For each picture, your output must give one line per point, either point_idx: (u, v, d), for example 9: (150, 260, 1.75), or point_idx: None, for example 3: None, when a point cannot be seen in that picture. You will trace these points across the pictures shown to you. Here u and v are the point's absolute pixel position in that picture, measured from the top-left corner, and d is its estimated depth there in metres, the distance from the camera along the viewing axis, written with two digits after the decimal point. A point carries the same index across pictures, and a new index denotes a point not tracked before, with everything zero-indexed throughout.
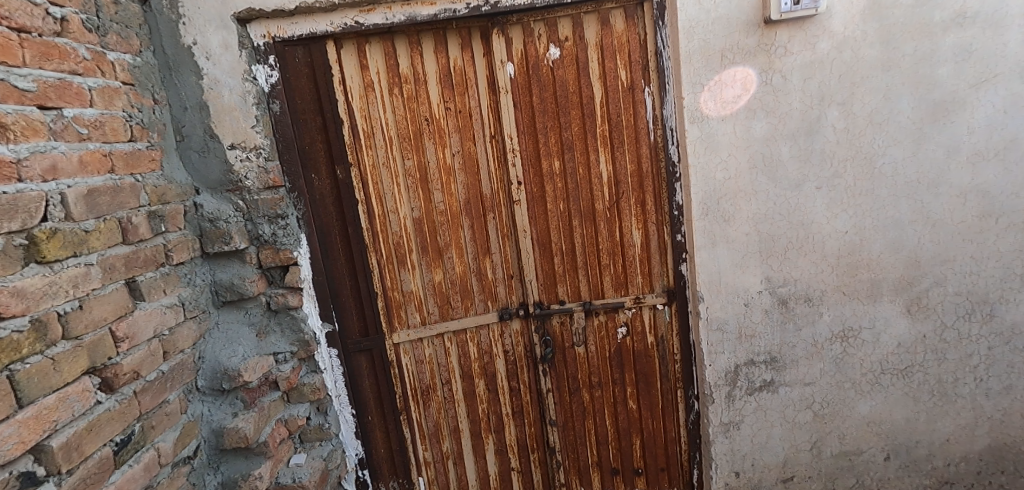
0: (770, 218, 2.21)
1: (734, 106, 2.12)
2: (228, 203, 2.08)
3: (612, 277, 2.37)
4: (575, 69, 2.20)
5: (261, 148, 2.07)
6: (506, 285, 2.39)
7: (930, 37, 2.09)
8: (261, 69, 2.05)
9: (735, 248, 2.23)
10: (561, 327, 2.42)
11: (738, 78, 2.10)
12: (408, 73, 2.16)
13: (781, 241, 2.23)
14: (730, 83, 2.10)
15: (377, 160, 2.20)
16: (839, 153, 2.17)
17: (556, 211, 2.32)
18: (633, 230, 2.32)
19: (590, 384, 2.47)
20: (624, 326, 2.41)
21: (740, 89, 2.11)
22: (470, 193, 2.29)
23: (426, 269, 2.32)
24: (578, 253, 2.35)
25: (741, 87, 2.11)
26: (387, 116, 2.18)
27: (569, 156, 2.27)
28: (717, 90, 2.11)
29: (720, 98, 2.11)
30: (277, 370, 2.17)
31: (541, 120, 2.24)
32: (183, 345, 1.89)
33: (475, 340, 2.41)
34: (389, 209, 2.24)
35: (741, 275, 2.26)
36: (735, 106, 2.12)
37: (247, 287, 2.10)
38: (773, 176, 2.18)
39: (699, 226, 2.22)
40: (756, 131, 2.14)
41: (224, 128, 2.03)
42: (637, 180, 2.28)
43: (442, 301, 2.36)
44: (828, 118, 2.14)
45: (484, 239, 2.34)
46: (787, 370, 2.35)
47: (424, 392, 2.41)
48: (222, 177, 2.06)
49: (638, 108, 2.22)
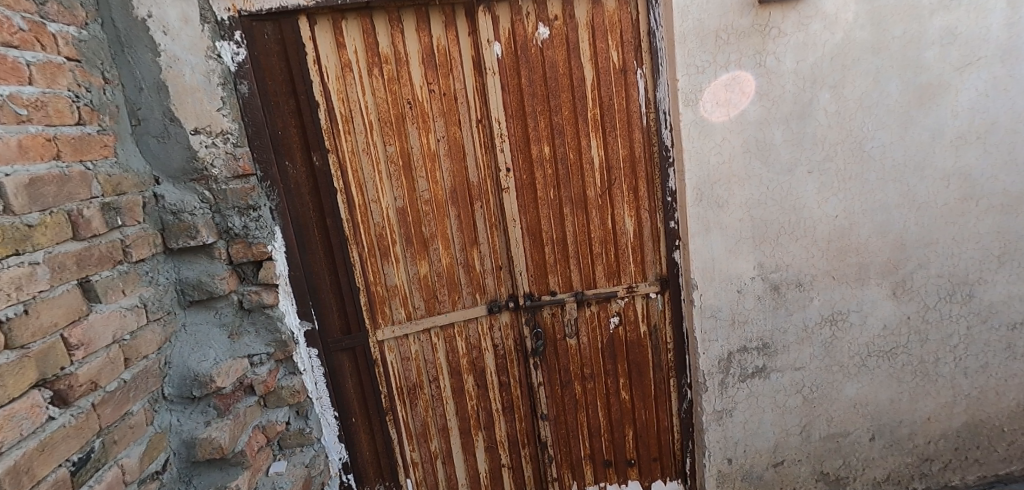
0: (763, 203, 2.18)
1: (739, 104, 2.08)
2: (192, 193, 1.88)
3: (604, 267, 2.31)
4: (565, 49, 2.11)
5: (229, 134, 1.89)
6: (494, 277, 2.31)
7: (918, 20, 2.09)
8: (226, 46, 1.86)
9: (728, 235, 2.20)
10: (552, 319, 2.35)
11: (733, 77, 2.06)
12: (388, 53, 2.03)
13: (773, 227, 2.20)
14: (726, 80, 2.06)
15: (357, 146, 2.06)
16: (830, 137, 2.15)
17: (546, 199, 2.23)
18: (625, 217, 2.25)
19: (582, 376, 2.42)
20: (616, 316, 2.35)
21: (737, 88, 2.07)
22: (456, 182, 2.19)
23: (411, 261, 2.21)
24: (570, 242, 2.28)
25: (739, 85, 2.07)
26: (367, 99, 2.04)
27: (560, 141, 2.18)
28: (716, 91, 2.06)
29: (722, 102, 2.07)
30: (253, 374, 1.98)
31: (530, 103, 2.14)
32: (148, 350, 1.69)
33: (463, 335, 2.32)
34: (371, 198, 2.11)
35: (734, 261, 2.22)
36: (741, 102, 2.08)
37: (217, 285, 1.91)
38: (766, 161, 2.14)
39: (693, 212, 2.16)
40: (750, 115, 2.10)
41: (186, 110, 1.82)
42: (630, 165, 2.21)
43: (428, 294, 2.26)
44: (820, 101, 2.11)
45: (472, 229, 2.25)
46: (779, 355, 2.34)
47: (410, 390, 2.30)
48: (185, 165, 1.86)
49: (630, 91, 2.15)
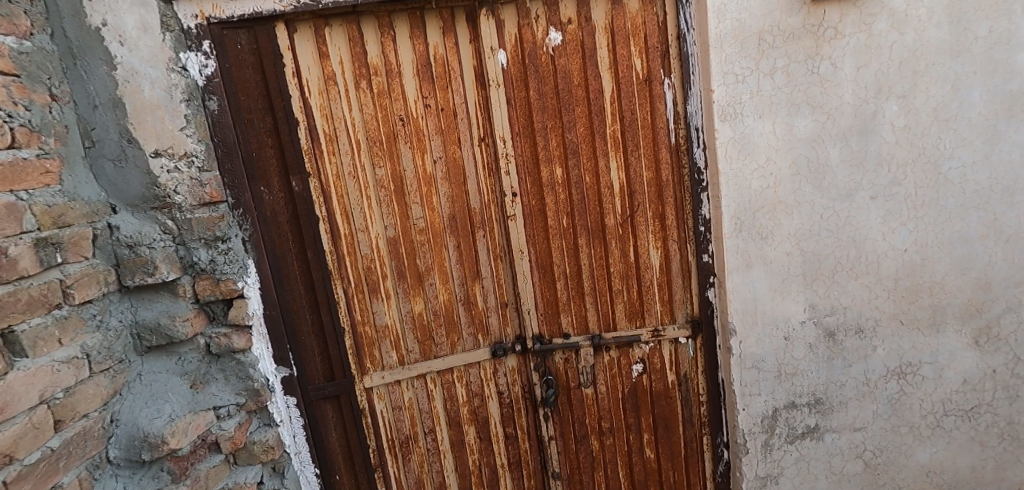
0: (816, 234, 1.83)
1: (787, 118, 1.76)
2: (153, 223, 1.65)
3: (625, 305, 2.00)
4: (580, 57, 1.84)
5: (193, 156, 1.66)
6: (499, 315, 2.04)
7: (1009, 15, 1.70)
8: (193, 57, 1.64)
9: (774, 272, 1.86)
10: (565, 365, 2.05)
11: (779, 87, 1.74)
12: (378, 63, 1.80)
13: (829, 262, 1.85)
14: (771, 90, 1.74)
15: (342, 168, 1.83)
16: (898, 156, 1.79)
17: (558, 228, 1.96)
18: (650, 249, 1.95)
19: (600, 431, 2.11)
20: (640, 363, 2.03)
21: (785, 100, 1.75)
22: (455, 208, 1.94)
23: (404, 298, 1.95)
24: (585, 276, 1.99)
25: (787, 96, 1.75)
26: (354, 115, 1.82)
27: (574, 162, 1.91)
28: (758, 103, 1.75)
29: (765, 116, 1.76)
30: (218, 429, 1.73)
31: (540, 119, 1.88)
32: (88, 407, 1.46)
33: (463, 381, 2.05)
34: (358, 227, 1.87)
35: (782, 303, 1.88)
36: (789, 116, 1.76)
37: (177, 328, 1.67)
38: (820, 185, 1.80)
39: (731, 244, 1.84)
40: (801, 130, 1.77)
41: (145, 130, 1.61)
42: (656, 190, 1.91)
43: (423, 335, 2.00)
44: (886, 113, 1.76)
45: (473, 261, 1.99)
46: (835, 413, 1.97)
47: (403, 444, 2.04)
48: (144, 191, 1.64)
49: (656, 104, 1.85)
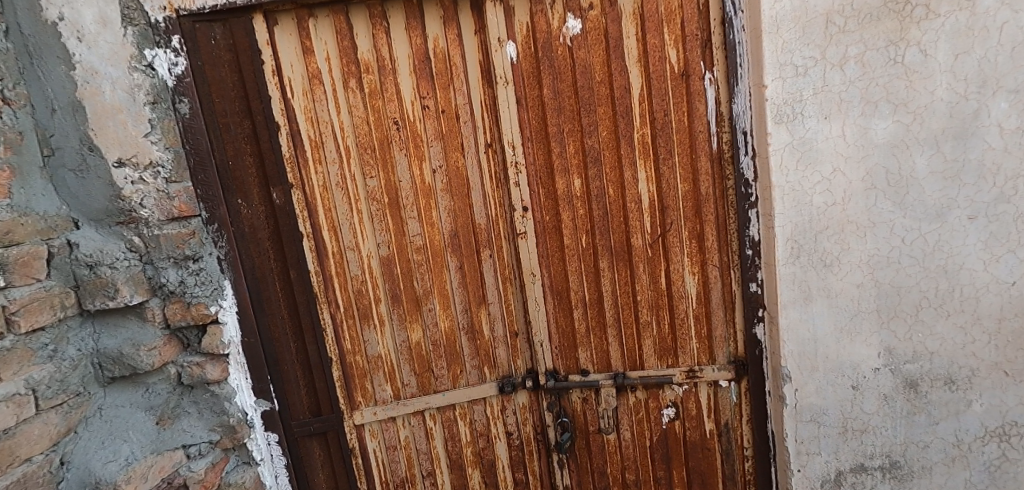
0: (896, 263, 1.48)
1: (861, 119, 1.42)
2: (117, 240, 1.49)
3: (655, 340, 1.71)
4: (603, 48, 1.55)
5: (160, 166, 1.48)
6: (508, 346, 1.78)
7: None
8: (161, 54, 1.46)
9: (840, 308, 1.51)
10: (583, 406, 1.79)
11: (850, 82, 1.40)
12: (369, 59, 1.57)
13: (911, 296, 1.49)
14: (841, 85, 1.41)
15: (329, 179, 1.62)
16: (1008, 166, 1.38)
17: (576, 248, 1.68)
18: (684, 274, 1.65)
19: (624, 483, 1.84)
20: (671, 408, 1.74)
21: (859, 97, 1.41)
22: (458, 224, 1.69)
23: (399, 325, 1.73)
24: (607, 305, 1.71)
25: (862, 92, 1.41)
26: (343, 118, 1.60)
27: (594, 172, 1.63)
28: (823, 102, 1.42)
29: (830, 117, 1.42)
30: (187, 471, 1.55)
31: (555, 122, 1.61)
32: (30, 451, 1.28)
33: (467, 419, 1.80)
34: (347, 245, 1.66)
35: (850, 346, 1.53)
36: (864, 117, 1.42)
37: (141, 358, 1.50)
38: (901, 203, 1.44)
39: (784, 272, 1.52)
40: (878, 134, 1.42)
41: (106, 136, 1.44)
42: (693, 205, 1.61)
43: (421, 366, 1.76)
44: (992, 112, 1.37)
45: (478, 284, 1.74)
46: (914, 481, 1.59)
47: (399, 486, 1.82)
48: (108, 205, 1.48)
49: (694, 102, 1.55)
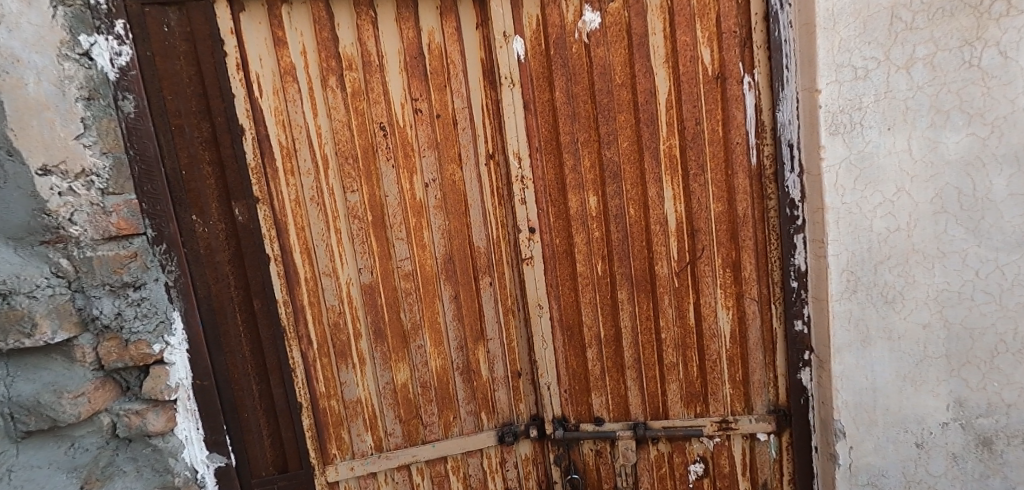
0: (971, 301, 1.25)
1: (931, 130, 1.20)
2: (39, 265, 1.19)
3: (681, 385, 1.47)
4: (625, 46, 1.34)
5: (94, 174, 1.22)
6: (510, 389, 1.54)
7: None
8: (100, 41, 1.20)
9: (902, 352, 1.29)
10: (596, 460, 1.55)
11: (917, 87, 1.19)
12: (352, 54, 1.34)
13: (986, 339, 1.25)
14: (906, 90, 1.19)
15: (303, 192, 1.38)
16: None
17: (590, 277, 1.45)
18: (716, 309, 1.42)
19: None
20: (699, 464, 1.50)
21: (928, 104, 1.19)
22: (453, 246, 1.45)
23: (382, 365, 1.47)
24: (626, 343, 1.47)
25: (931, 99, 1.19)
26: (320, 122, 1.36)
27: (613, 189, 1.40)
28: (886, 110, 1.20)
29: (893, 128, 1.21)
30: None
31: (568, 130, 1.39)
32: None
33: (460, 474, 1.54)
34: (323, 270, 1.41)
35: (915, 397, 1.30)
36: (933, 128, 1.20)
37: (64, 409, 1.22)
38: (975, 230, 1.22)
39: (836, 309, 1.30)
40: (949, 148, 1.20)
41: (29, 139, 1.15)
42: (728, 228, 1.39)
43: (408, 412, 1.51)
44: None
45: (477, 316, 1.50)
46: None
47: None
48: (29, 221, 1.17)
49: (732, 110, 1.34)
